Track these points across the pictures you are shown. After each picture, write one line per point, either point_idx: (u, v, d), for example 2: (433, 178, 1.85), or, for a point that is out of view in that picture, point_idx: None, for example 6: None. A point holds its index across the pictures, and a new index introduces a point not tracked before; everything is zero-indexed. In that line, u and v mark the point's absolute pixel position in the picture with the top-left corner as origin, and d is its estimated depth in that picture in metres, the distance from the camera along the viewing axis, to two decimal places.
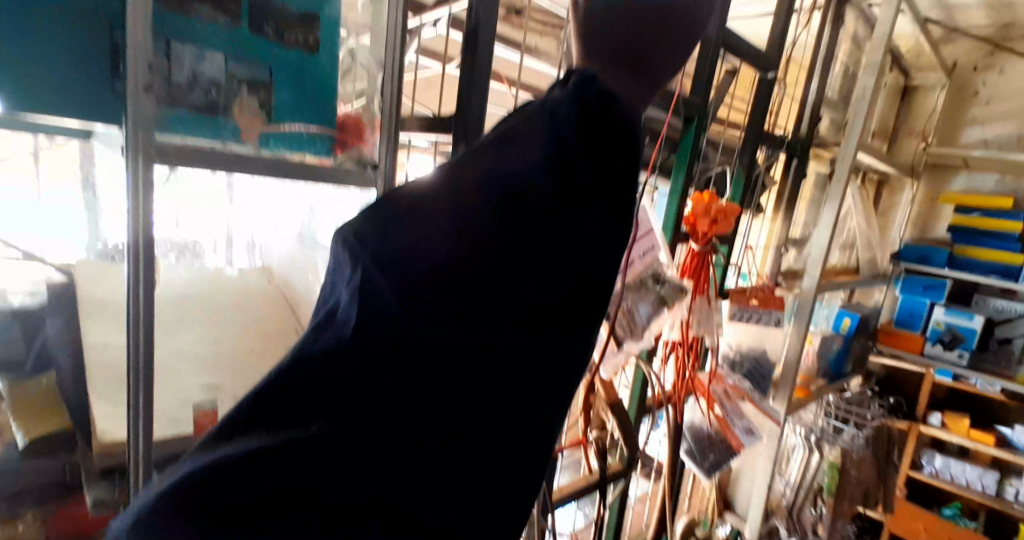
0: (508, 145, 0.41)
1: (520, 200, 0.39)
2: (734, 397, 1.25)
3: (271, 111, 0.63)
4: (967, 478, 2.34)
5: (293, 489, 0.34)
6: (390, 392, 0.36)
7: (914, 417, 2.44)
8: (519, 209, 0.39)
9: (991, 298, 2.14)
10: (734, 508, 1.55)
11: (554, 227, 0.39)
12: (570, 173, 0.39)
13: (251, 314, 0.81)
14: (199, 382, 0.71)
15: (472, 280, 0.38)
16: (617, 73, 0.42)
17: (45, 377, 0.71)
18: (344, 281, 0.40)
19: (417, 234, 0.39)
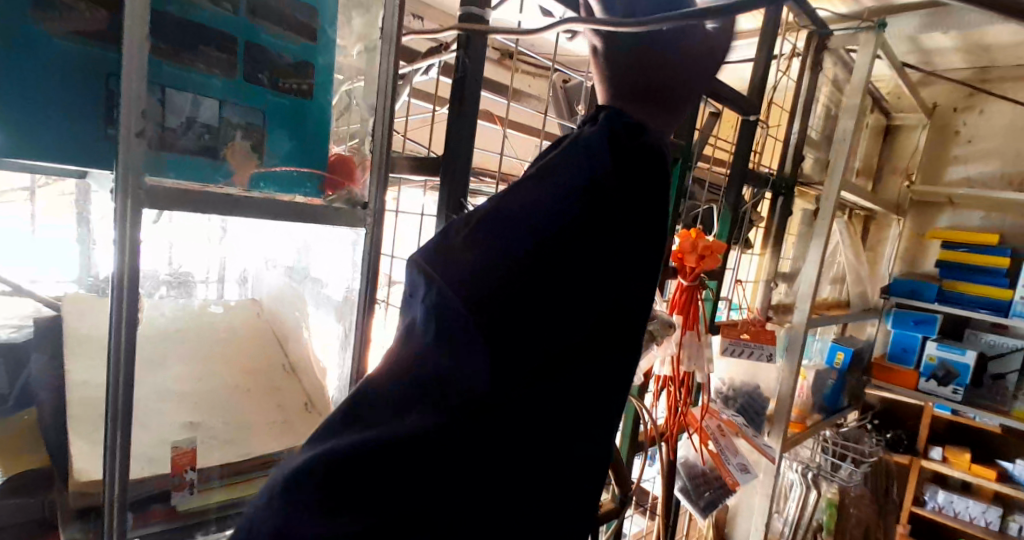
0: (559, 172, 0.37)
1: (576, 224, 0.35)
2: (728, 432, 1.21)
3: (263, 154, 0.65)
4: (971, 514, 2.29)
5: (366, 521, 0.30)
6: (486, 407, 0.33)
7: (915, 450, 2.40)
8: (573, 239, 0.35)
9: (983, 333, 2.18)
10: None
11: (591, 256, 0.35)
12: (601, 204, 0.36)
13: (235, 347, 0.84)
14: (178, 421, 0.70)
15: (539, 315, 0.34)
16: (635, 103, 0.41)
17: (24, 413, 0.70)
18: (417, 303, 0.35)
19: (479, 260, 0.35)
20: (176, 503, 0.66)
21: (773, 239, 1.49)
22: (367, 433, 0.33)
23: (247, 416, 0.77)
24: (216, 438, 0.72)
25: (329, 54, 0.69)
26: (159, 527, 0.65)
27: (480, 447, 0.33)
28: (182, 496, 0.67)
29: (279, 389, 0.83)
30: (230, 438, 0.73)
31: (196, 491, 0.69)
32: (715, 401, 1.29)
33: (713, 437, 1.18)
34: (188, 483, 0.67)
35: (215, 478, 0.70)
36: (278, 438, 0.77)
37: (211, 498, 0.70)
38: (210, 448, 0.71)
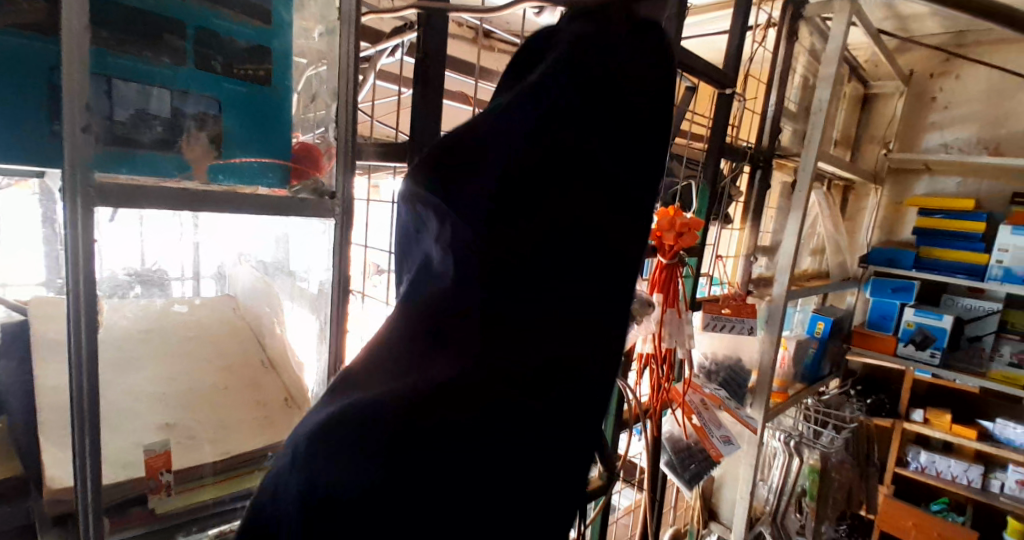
0: (529, 98, 0.44)
1: (544, 152, 0.44)
2: (711, 405, 1.22)
3: (220, 145, 0.62)
4: (953, 472, 2.36)
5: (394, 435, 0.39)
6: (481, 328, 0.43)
7: (897, 413, 2.46)
8: (550, 159, 0.44)
9: (959, 297, 2.22)
10: (720, 517, 1.53)
11: (566, 177, 0.45)
12: (575, 119, 0.44)
13: (210, 345, 0.81)
14: (153, 422, 0.69)
15: (516, 240, 0.44)
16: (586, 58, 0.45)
17: None
18: (431, 236, 0.46)
19: (476, 180, 0.44)
20: (155, 505, 0.66)
21: (752, 214, 1.49)
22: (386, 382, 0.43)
23: (226, 413, 0.76)
24: (195, 436, 0.71)
25: (285, 37, 0.66)
26: (139, 528, 0.66)
27: (474, 372, 0.42)
28: (161, 498, 0.67)
29: (257, 385, 0.81)
30: (210, 436, 0.73)
31: (176, 492, 0.69)
32: (697, 374, 1.31)
33: (697, 411, 1.19)
34: (166, 486, 0.67)
35: (194, 478, 0.70)
36: (259, 434, 0.76)
37: (193, 497, 0.70)
38: (190, 446, 0.70)
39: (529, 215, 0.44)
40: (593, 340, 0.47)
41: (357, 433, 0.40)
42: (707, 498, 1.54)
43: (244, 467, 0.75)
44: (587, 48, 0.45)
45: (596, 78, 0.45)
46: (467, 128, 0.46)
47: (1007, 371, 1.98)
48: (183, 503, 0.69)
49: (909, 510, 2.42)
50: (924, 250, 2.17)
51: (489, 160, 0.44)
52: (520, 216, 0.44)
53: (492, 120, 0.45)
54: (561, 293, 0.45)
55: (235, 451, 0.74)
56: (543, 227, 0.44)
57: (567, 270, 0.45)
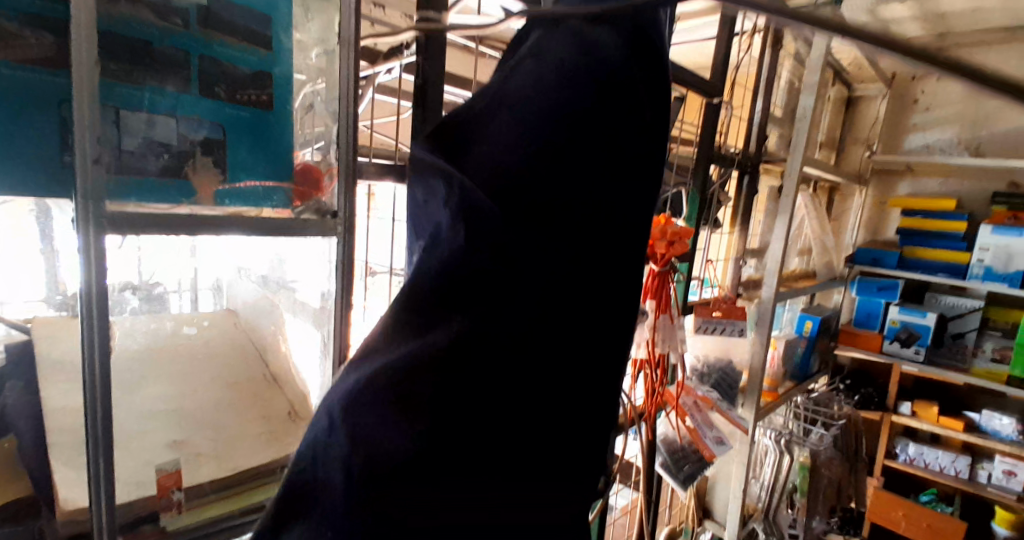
0: (537, 74, 0.50)
1: (555, 117, 0.48)
2: (704, 406, 1.26)
3: (226, 170, 0.64)
4: (941, 463, 2.42)
5: (415, 396, 0.42)
6: (498, 293, 0.45)
7: (886, 406, 2.52)
8: (560, 126, 0.48)
9: (941, 296, 2.27)
10: (714, 515, 1.56)
11: (577, 142, 0.48)
12: (578, 88, 0.49)
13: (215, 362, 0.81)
14: (160, 442, 0.70)
15: (530, 203, 0.47)
16: (574, 46, 0.51)
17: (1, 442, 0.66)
18: (443, 201, 0.49)
19: (493, 149, 0.49)
20: (165, 521, 0.69)
21: (740, 218, 1.53)
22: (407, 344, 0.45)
23: (233, 429, 0.78)
24: (202, 453, 0.73)
25: (285, 63, 0.68)
26: None
27: (490, 337, 0.44)
28: (171, 515, 0.69)
29: (264, 401, 0.83)
30: (216, 453, 0.74)
31: (186, 510, 0.71)
32: (689, 378, 1.34)
33: (690, 412, 1.23)
34: (176, 503, 0.70)
35: (203, 495, 0.72)
36: (264, 450, 0.78)
37: (200, 516, 0.72)
38: (199, 464, 0.72)
39: (543, 179, 0.47)
40: (596, 310, 0.49)
41: (382, 391, 0.43)
42: (702, 495, 1.58)
43: (252, 483, 0.77)
44: (575, 34, 0.52)
45: (591, 54, 0.50)
46: (477, 105, 0.52)
47: (991, 368, 2.06)
48: (192, 521, 0.71)
49: (898, 500, 2.48)
50: (908, 250, 2.24)
51: (502, 132, 0.49)
52: (533, 179, 0.47)
53: (501, 98, 0.51)
54: (571, 255, 0.47)
55: (240, 469, 0.75)
56: (555, 190, 0.47)
57: (577, 233, 0.48)
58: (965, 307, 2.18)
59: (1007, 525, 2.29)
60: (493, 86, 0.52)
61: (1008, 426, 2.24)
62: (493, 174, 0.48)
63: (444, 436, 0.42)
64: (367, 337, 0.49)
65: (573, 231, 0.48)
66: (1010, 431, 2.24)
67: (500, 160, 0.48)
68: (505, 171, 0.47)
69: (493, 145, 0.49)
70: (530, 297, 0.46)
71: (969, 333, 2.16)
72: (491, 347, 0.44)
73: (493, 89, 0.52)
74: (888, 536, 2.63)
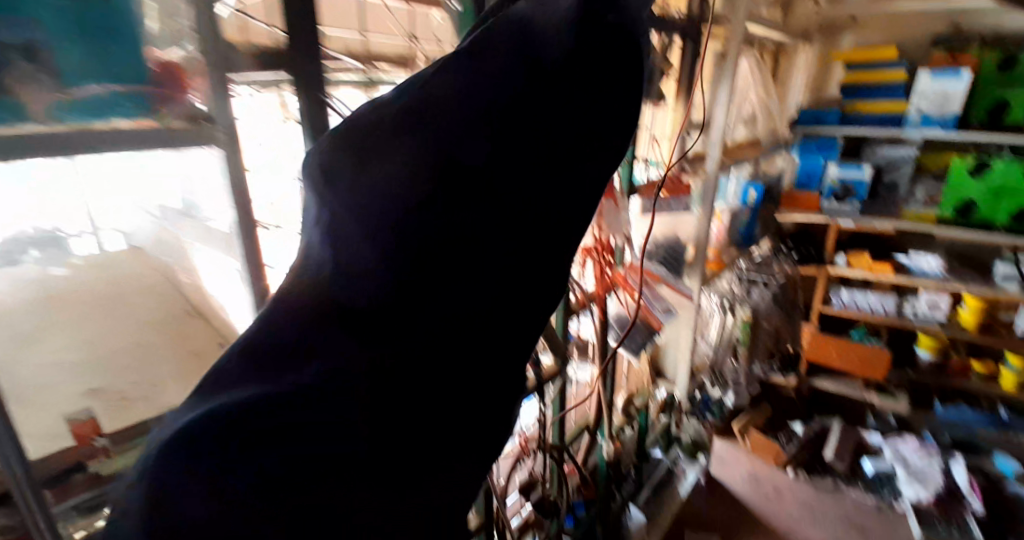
0: (450, 96, 0.51)
1: (458, 143, 0.50)
2: (651, 282, 1.29)
3: (62, 78, 0.51)
4: (871, 304, 2.68)
5: (268, 427, 0.43)
6: (376, 317, 0.50)
7: (823, 261, 2.71)
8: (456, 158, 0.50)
9: (879, 147, 2.32)
10: (665, 374, 1.81)
11: (476, 173, 0.51)
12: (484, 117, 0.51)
13: (136, 309, 0.71)
14: (69, 397, 0.64)
15: (417, 225, 0.49)
16: (491, 64, 0.52)
17: None
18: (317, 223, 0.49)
19: (385, 160, 0.49)
20: (96, 469, 0.67)
21: (683, 89, 1.45)
22: (280, 374, 0.47)
23: (157, 369, 0.72)
24: (125, 397, 0.69)
25: None
26: (86, 493, 0.66)
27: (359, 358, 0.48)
28: (101, 461, 0.67)
29: (190, 336, 0.76)
30: (143, 394, 0.71)
31: (116, 454, 0.69)
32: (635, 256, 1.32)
33: (637, 290, 1.25)
34: (102, 450, 0.67)
35: (131, 439, 0.69)
36: (198, 383, 0.75)
37: (135, 457, 0.70)
38: (123, 405, 0.69)
39: (434, 206, 0.50)
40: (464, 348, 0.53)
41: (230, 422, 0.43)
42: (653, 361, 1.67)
43: None
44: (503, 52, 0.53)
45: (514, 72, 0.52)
46: (390, 110, 0.52)
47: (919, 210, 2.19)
48: (126, 462, 0.70)
49: (832, 342, 2.79)
50: (848, 107, 2.24)
51: (405, 149, 0.49)
52: (428, 200, 0.50)
53: (410, 107, 0.51)
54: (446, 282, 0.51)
55: (175, 404, 0.73)
56: (440, 219, 0.50)
57: (462, 260, 0.51)
58: (900, 156, 2.27)
59: (929, 349, 2.70)
60: (407, 93, 0.52)
61: (934, 265, 2.48)
62: (387, 195, 0.48)
63: (283, 483, 0.41)
64: (232, 359, 0.49)
65: (458, 256, 0.51)
66: (933, 269, 2.47)
67: (402, 175, 0.49)
68: (403, 188, 0.49)
69: (388, 157, 0.49)
70: (411, 322, 0.51)
71: (901, 178, 2.30)
72: (355, 376, 0.47)
73: (409, 97, 0.51)
74: (821, 371, 2.98)
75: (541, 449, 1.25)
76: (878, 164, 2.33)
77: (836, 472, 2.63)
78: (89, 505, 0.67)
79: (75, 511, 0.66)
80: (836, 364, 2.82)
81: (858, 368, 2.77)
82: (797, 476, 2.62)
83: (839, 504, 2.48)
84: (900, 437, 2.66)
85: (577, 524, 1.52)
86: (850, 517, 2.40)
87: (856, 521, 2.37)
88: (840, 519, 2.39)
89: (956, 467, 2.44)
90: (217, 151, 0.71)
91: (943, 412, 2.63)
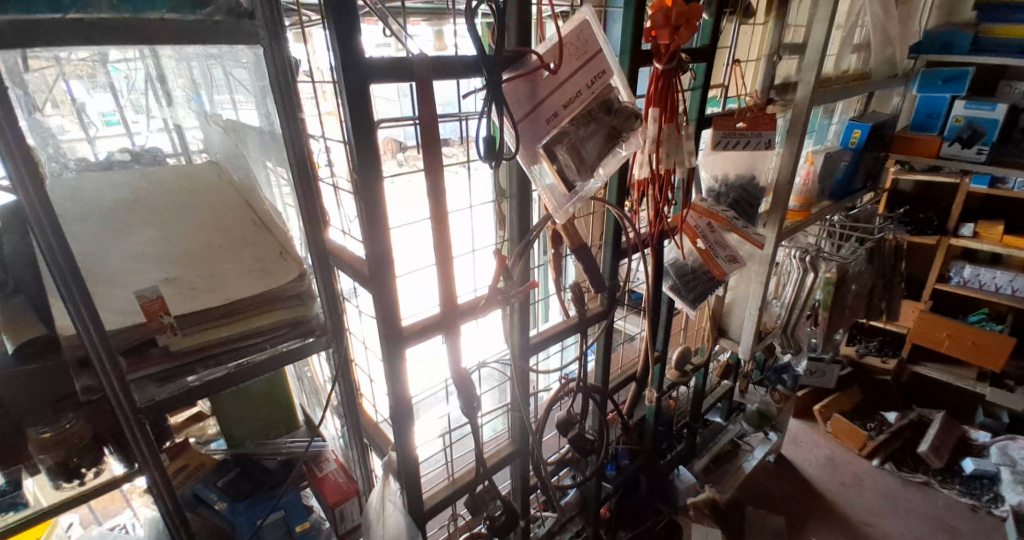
0: None
1: None
2: (718, 228, 1.16)
3: (102, 24, 0.58)
4: (997, 284, 2.28)
5: None
6: None
7: (945, 230, 2.30)
8: None
9: (1017, 83, 1.84)
10: (729, 333, 1.53)
11: None
12: None
13: (217, 213, 0.84)
14: (146, 282, 0.72)
15: None
16: None
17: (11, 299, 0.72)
18: None
19: None
20: (166, 343, 0.74)
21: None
22: None
23: (222, 267, 0.79)
24: (196, 288, 0.76)
25: None
26: (161, 365, 0.74)
27: None
28: (171, 338, 0.74)
29: (250, 244, 0.83)
30: (210, 288, 0.76)
31: (184, 334, 0.75)
32: (703, 197, 1.24)
33: (701, 234, 1.14)
34: (170, 326, 0.73)
35: (197, 323, 0.76)
36: (258, 282, 0.80)
37: (203, 337, 0.77)
38: (190, 296, 0.74)
39: None
40: None
41: None
42: (716, 320, 1.52)
43: (254, 312, 0.81)
44: None
45: None
46: None
47: None
48: (195, 342, 0.76)
49: (944, 324, 2.40)
50: (983, 29, 1.74)
51: None
52: None
53: None
54: None
55: (238, 298, 0.78)
56: None
57: None
58: None
59: None
60: None
61: None
62: None
63: None
64: None
65: None
66: None
67: None
68: None
69: None
70: None
71: None
72: None
73: None
74: (927, 357, 2.63)
75: (582, 394, 1.18)
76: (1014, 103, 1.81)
77: (930, 467, 2.36)
78: (162, 376, 0.75)
79: (149, 379, 0.74)
80: (944, 349, 2.44)
81: (972, 355, 2.36)
82: (881, 465, 2.43)
83: (927, 498, 2.25)
84: (1011, 436, 2.33)
85: (617, 473, 1.56)
86: (938, 513, 2.17)
87: (944, 518, 2.14)
88: (925, 513, 2.17)
89: None
90: (251, 46, 0.74)
91: None
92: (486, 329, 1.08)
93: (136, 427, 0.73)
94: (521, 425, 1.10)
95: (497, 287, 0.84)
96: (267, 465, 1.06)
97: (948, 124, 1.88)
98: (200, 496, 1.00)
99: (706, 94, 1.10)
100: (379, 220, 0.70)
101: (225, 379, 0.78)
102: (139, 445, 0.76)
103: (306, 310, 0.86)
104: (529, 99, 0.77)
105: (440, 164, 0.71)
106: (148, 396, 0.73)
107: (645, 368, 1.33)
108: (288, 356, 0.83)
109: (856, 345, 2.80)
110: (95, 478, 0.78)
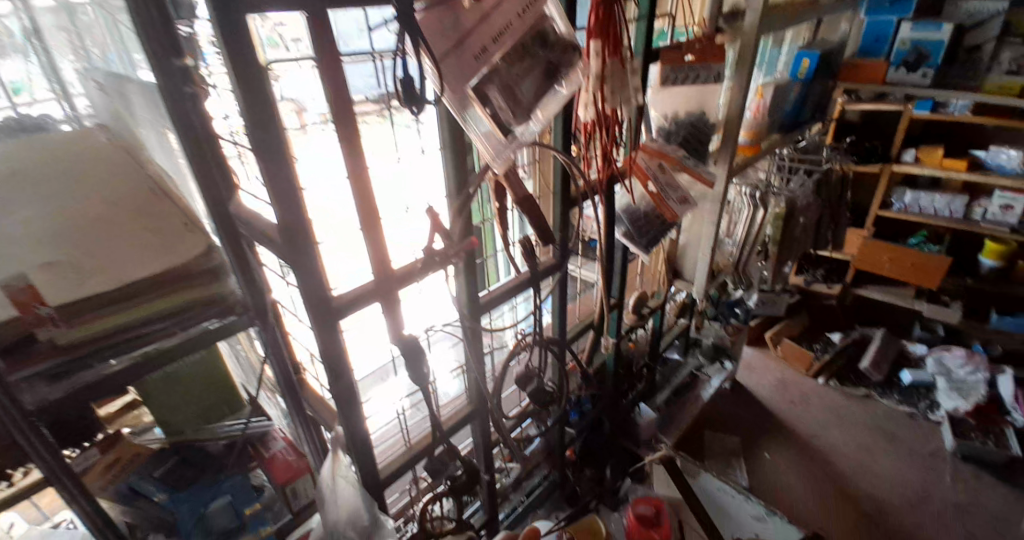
0: None
1: None
2: (670, 169, 1.13)
3: None
4: (935, 207, 2.39)
5: None
6: None
7: (888, 158, 2.36)
8: None
9: (964, 3, 1.83)
10: (683, 275, 1.54)
11: None
12: None
13: (98, 179, 0.72)
14: (9, 270, 0.62)
15: None
16: None
17: None
18: None
19: None
20: (51, 337, 0.66)
21: None
22: None
23: (109, 246, 0.69)
24: (80, 271, 0.66)
25: None
26: (49, 361, 0.67)
27: None
28: (55, 331, 0.66)
29: (142, 217, 0.72)
30: (90, 273, 0.67)
31: (70, 325, 0.67)
32: (653, 138, 1.18)
33: (652, 176, 1.11)
34: (49, 318, 0.65)
35: (85, 311, 0.68)
36: (156, 261, 0.71)
37: (94, 327, 0.69)
38: (74, 278, 0.66)
39: None
40: None
41: None
42: (670, 263, 1.52)
43: (154, 295, 0.72)
44: None
45: None
46: None
47: (1008, 82, 1.76)
48: (84, 333, 0.68)
49: (881, 248, 2.53)
50: None
51: None
52: None
53: None
54: None
55: (132, 280, 0.70)
56: None
57: None
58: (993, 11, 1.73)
59: (994, 256, 2.40)
60: None
61: (1014, 159, 2.10)
62: None
63: None
64: None
65: None
66: (1015, 164, 2.11)
67: None
68: None
69: None
70: None
71: (988, 42, 1.78)
72: None
73: None
74: (867, 280, 2.78)
75: (540, 347, 1.16)
76: (960, 25, 1.81)
77: (872, 380, 2.55)
78: (53, 373, 0.67)
79: (39, 378, 0.67)
80: (884, 271, 2.57)
81: (909, 277, 2.50)
82: (826, 383, 2.61)
83: (869, 409, 2.44)
84: (946, 349, 2.46)
85: (581, 418, 1.60)
86: (879, 421, 2.37)
87: (886, 426, 2.34)
88: (867, 423, 2.36)
89: (1002, 379, 2.31)
90: None
91: (998, 321, 2.44)
92: (430, 293, 1.03)
93: (30, 432, 0.67)
94: (477, 386, 1.08)
95: (434, 250, 0.79)
96: (210, 450, 1.00)
97: (896, 49, 1.89)
98: (137, 490, 0.92)
99: (654, 24, 1.02)
100: (288, 181, 0.61)
101: (129, 371, 0.71)
102: (37, 451, 0.69)
103: (219, 287, 0.78)
104: (449, 35, 0.65)
105: (352, 119, 0.64)
106: (39, 397, 0.67)
107: (604, 316, 1.34)
108: (207, 337, 0.77)
109: (803, 274, 2.90)
110: (23, 479, 0.75)
